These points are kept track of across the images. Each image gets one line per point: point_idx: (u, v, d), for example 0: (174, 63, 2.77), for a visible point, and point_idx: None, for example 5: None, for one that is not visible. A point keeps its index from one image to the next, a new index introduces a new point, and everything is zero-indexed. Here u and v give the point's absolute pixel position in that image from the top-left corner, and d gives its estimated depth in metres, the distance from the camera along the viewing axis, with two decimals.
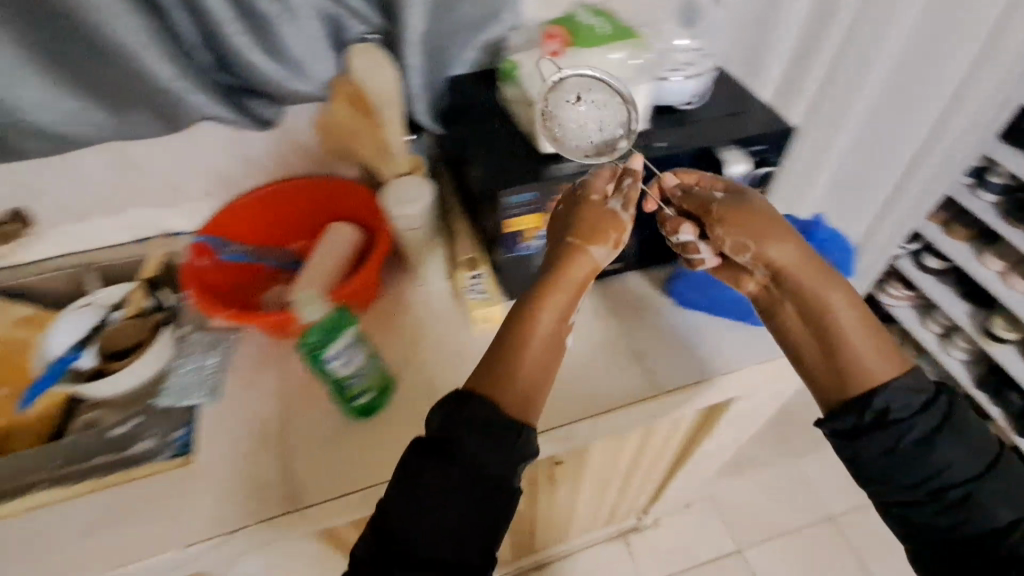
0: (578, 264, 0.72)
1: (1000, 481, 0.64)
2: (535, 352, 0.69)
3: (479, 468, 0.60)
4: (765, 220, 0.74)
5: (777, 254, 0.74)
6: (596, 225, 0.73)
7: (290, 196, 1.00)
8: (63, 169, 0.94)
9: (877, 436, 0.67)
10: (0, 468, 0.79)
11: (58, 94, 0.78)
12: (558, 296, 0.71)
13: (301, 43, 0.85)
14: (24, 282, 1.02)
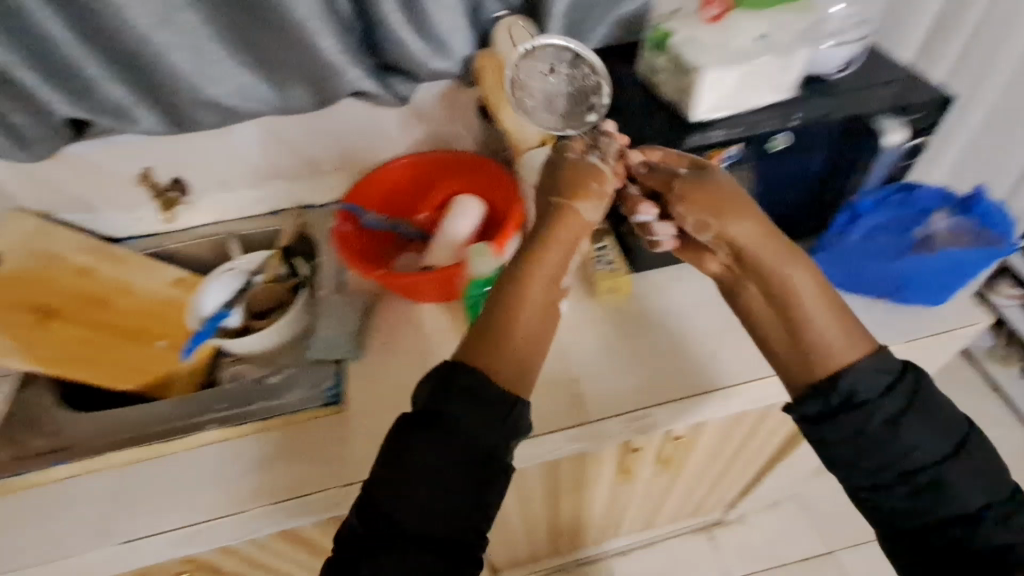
0: (563, 228, 0.73)
1: (970, 465, 0.62)
2: (533, 315, 0.70)
3: (468, 441, 0.61)
4: (720, 195, 0.71)
5: (735, 231, 0.70)
6: (573, 188, 0.74)
7: (421, 169, 1.05)
8: (220, 141, 1.02)
9: (845, 420, 0.64)
10: (177, 405, 0.88)
11: (230, 69, 0.85)
12: (546, 257, 0.72)
13: (447, 19, 0.89)
14: (176, 247, 1.12)
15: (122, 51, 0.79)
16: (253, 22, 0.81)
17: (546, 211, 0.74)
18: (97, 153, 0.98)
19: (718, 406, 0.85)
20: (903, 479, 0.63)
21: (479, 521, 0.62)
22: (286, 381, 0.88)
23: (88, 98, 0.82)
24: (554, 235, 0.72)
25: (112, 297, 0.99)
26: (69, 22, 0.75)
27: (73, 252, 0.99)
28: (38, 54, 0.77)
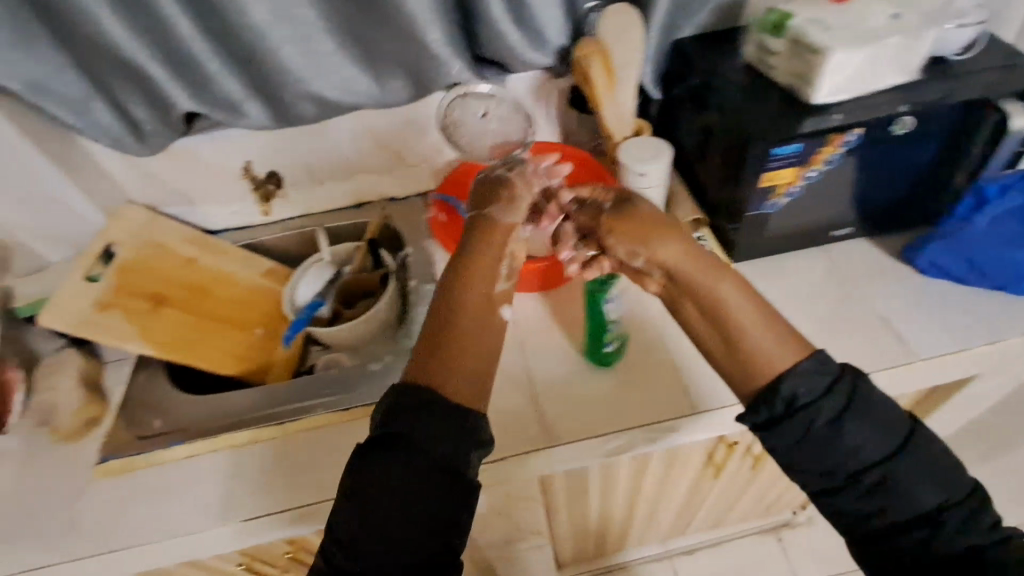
0: (484, 239, 0.73)
1: (919, 463, 0.59)
2: (476, 323, 0.68)
3: (425, 454, 0.58)
4: (654, 220, 0.72)
5: (663, 254, 0.69)
6: (488, 200, 0.76)
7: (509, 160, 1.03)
8: (313, 136, 1.05)
9: (793, 425, 0.60)
10: (275, 391, 0.87)
11: (338, 62, 0.86)
12: (477, 265, 0.71)
13: (545, 9, 0.88)
14: (267, 240, 1.16)
15: (239, 46, 0.82)
16: (363, 14, 0.82)
17: (473, 225, 0.75)
18: (203, 146, 1.02)
19: (711, 426, 0.80)
20: (856, 480, 0.60)
21: (454, 535, 0.58)
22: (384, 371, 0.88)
23: (206, 92, 0.86)
24: (479, 249, 0.72)
25: (216, 287, 1.04)
26: (195, 18, 0.79)
27: (178, 243, 1.04)
28: (165, 50, 0.81)
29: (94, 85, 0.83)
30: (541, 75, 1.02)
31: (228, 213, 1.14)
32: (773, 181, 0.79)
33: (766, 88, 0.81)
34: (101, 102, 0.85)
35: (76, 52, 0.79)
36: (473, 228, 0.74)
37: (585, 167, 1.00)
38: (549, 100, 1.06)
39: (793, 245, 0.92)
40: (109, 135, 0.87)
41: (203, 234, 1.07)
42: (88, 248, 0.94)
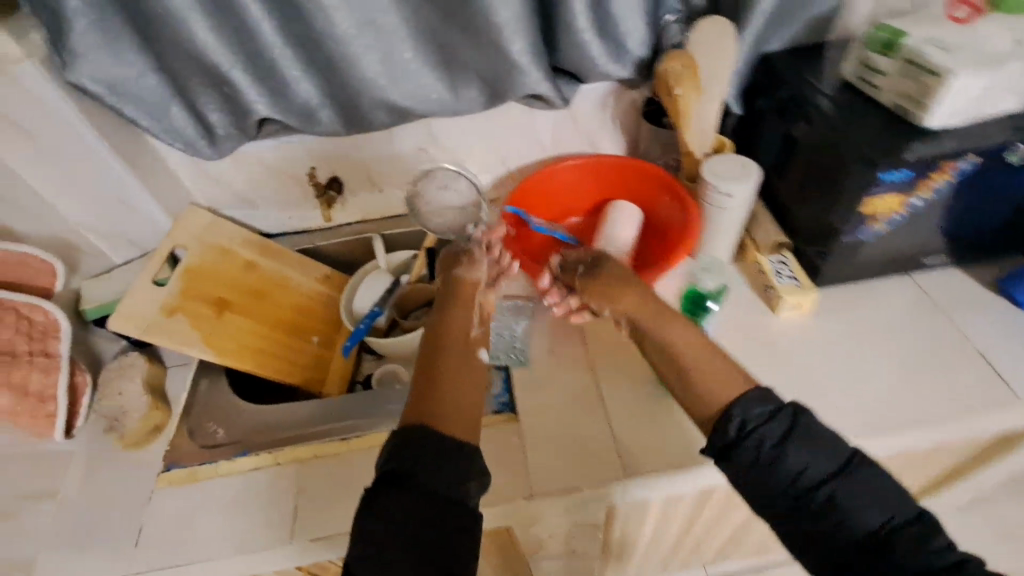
0: (456, 296, 0.78)
1: (869, 487, 0.56)
2: (460, 366, 0.71)
3: (432, 490, 0.57)
4: (620, 274, 0.75)
5: (626, 304, 0.72)
6: (453, 263, 0.82)
7: (575, 173, 1.00)
8: (378, 142, 1.03)
9: (743, 450, 0.59)
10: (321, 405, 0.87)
11: (415, 70, 0.85)
12: (451, 318, 0.76)
13: (629, 20, 0.85)
14: (323, 244, 1.15)
15: (320, 52, 0.81)
16: (446, 21, 0.80)
17: (446, 284, 0.80)
18: (269, 150, 1.01)
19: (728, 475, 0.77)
20: (806, 503, 0.57)
21: (456, 567, 0.54)
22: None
23: (282, 97, 0.86)
24: (451, 306, 0.77)
25: (273, 292, 1.03)
26: (279, 23, 0.78)
27: (238, 246, 1.03)
28: (247, 55, 0.80)
29: (173, 88, 0.82)
30: (614, 86, 0.99)
31: (287, 218, 1.13)
32: (872, 208, 0.76)
33: (868, 110, 0.78)
34: (178, 105, 0.84)
35: (159, 55, 0.78)
36: (449, 285, 0.79)
37: (658, 184, 0.95)
38: (619, 112, 1.03)
39: (880, 270, 0.87)
40: (183, 137, 0.87)
41: (261, 238, 1.06)
42: (154, 250, 0.93)
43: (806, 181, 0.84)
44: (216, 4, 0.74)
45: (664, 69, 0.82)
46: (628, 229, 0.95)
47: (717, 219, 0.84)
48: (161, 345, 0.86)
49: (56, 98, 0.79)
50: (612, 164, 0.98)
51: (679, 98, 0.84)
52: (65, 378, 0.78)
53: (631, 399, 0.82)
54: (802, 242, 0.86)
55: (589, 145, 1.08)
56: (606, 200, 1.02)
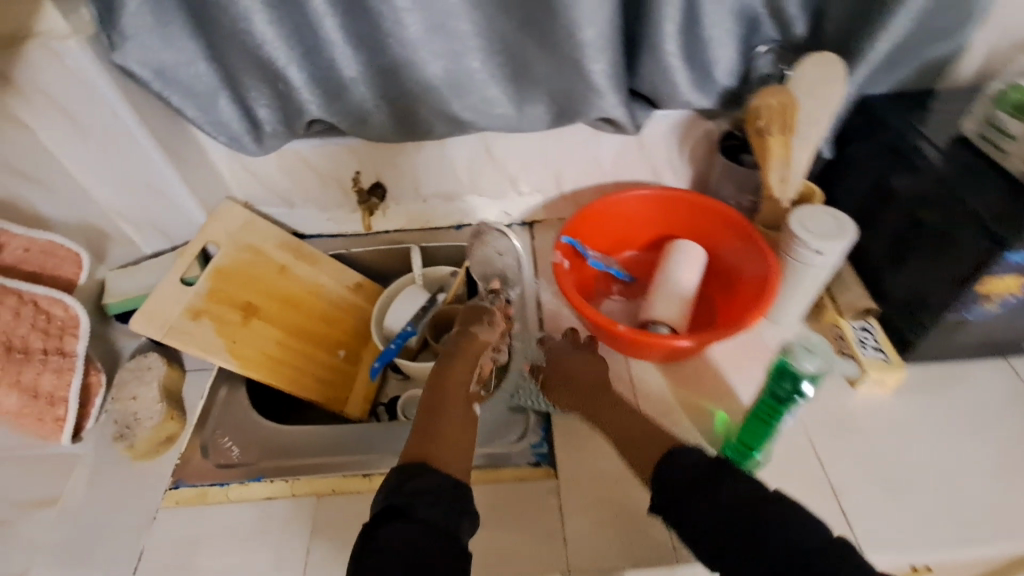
0: (468, 347, 0.75)
1: (800, 514, 0.50)
2: (458, 415, 0.66)
3: (429, 525, 0.52)
4: (595, 365, 0.78)
5: (591, 390, 0.74)
6: (471, 319, 0.80)
7: (636, 205, 0.91)
8: (427, 152, 0.96)
9: (673, 485, 0.56)
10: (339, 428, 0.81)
11: (481, 83, 0.78)
12: (459, 363, 0.72)
13: (720, 47, 0.77)
14: (357, 250, 1.08)
15: (382, 54, 0.75)
16: (522, 33, 0.73)
17: (458, 336, 0.77)
18: (312, 151, 0.95)
19: None
20: (744, 539, 0.50)
21: None
22: (480, 429, 0.79)
23: (336, 97, 0.80)
24: (460, 354, 0.74)
25: (302, 300, 0.98)
26: (344, 20, 0.72)
27: (271, 248, 0.98)
28: (306, 51, 0.74)
29: (222, 77, 0.77)
30: (689, 115, 0.90)
31: (323, 220, 1.07)
32: (989, 287, 0.66)
33: (992, 176, 0.68)
34: (227, 96, 0.79)
35: (213, 43, 0.73)
36: (462, 337, 0.77)
37: (731, 228, 0.86)
38: (691, 142, 0.95)
39: (974, 349, 0.78)
40: (227, 129, 0.82)
41: (295, 240, 1.01)
42: (185, 248, 0.89)
43: (907, 244, 0.75)
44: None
45: (757, 104, 0.74)
46: (691, 273, 0.86)
47: (800, 275, 0.75)
48: (181, 350, 0.81)
49: (100, 80, 0.74)
50: (679, 199, 0.89)
51: (769, 137, 0.75)
52: (77, 378, 0.73)
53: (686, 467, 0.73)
54: (893, 311, 0.78)
55: (652, 174, 1.00)
56: (668, 237, 0.94)
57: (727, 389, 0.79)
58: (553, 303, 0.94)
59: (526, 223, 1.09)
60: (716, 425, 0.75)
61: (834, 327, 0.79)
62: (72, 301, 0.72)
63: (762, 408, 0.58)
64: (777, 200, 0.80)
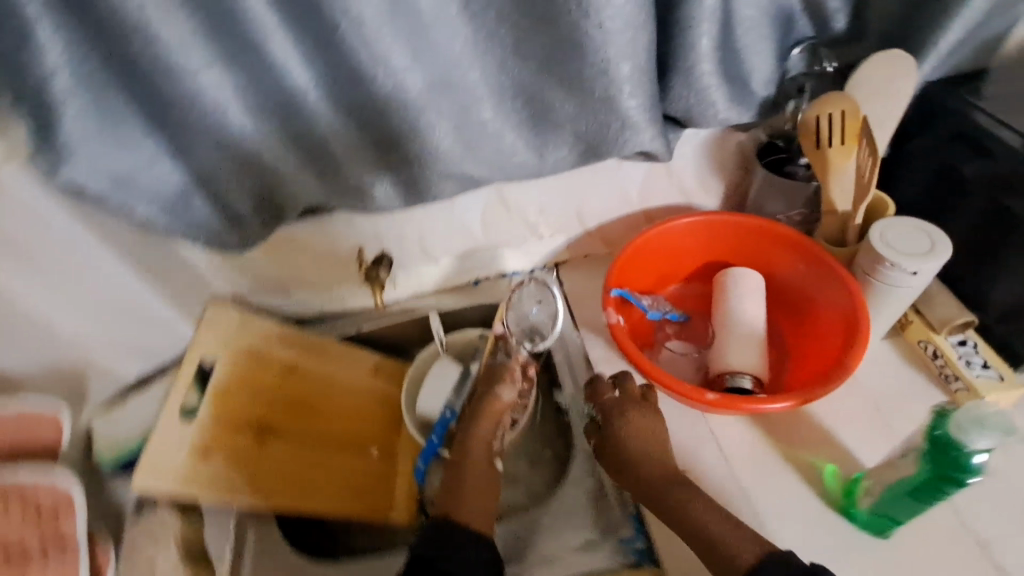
0: (491, 408, 0.74)
1: None
2: (481, 478, 0.70)
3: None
4: (655, 433, 0.67)
5: (652, 477, 0.64)
6: (493, 376, 0.76)
7: (676, 236, 0.82)
8: (435, 212, 0.85)
9: None
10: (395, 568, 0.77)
11: (497, 134, 0.68)
12: (483, 423, 0.74)
13: (757, 56, 0.69)
14: (369, 327, 0.97)
15: (381, 125, 0.63)
16: (542, 77, 0.62)
17: (480, 392, 0.76)
18: (305, 232, 0.83)
19: None
20: None
21: None
22: (549, 528, 0.72)
23: (330, 174, 0.68)
24: (482, 415, 0.74)
25: (320, 400, 0.86)
26: (333, 91, 0.60)
27: (278, 348, 0.86)
28: (291, 130, 0.62)
29: (193, 176, 0.65)
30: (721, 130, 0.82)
31: (326, 301, 0.96)
32: None
33: None
34: (201, 194, 0.66)
35: (177, 140, 0.60)
36: (484, 394, 0.75)
37: (790, 249, 0.77)
38: (722, 158, 0.86)
39: None
40: (208, 230, 0.70)
41: (301, 332, 0.89)
42: (179, 373, 0.77)
43: (997, 247, 0.67)
44: (255, 75, 0.57)
45: (815, 115, 0.65)
46: (756, 305, 0.77)
47: (890, 293, 0.67)
48: (201, 499, 0.71)
49: (49, 203, 0.62)
50: (723, 225, 0.80)
51: (828, 150, 0.67)
52: (83, 571, 0.60)
53: (807, 541, 0.65)
54: (989, 318, 0.71)
55: (683, 196, 0.91)
56: (715, 265, 0.85)
57: (826, 434, 0.71)
58: (604, 358, 0.84)
59: (550, 266, 0.99)
60: (827, 479, 0.67)
61: (930, 345, 0.72)
62: (64, 477, 0.59)
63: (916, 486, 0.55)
64: (840, 213, 0.72)
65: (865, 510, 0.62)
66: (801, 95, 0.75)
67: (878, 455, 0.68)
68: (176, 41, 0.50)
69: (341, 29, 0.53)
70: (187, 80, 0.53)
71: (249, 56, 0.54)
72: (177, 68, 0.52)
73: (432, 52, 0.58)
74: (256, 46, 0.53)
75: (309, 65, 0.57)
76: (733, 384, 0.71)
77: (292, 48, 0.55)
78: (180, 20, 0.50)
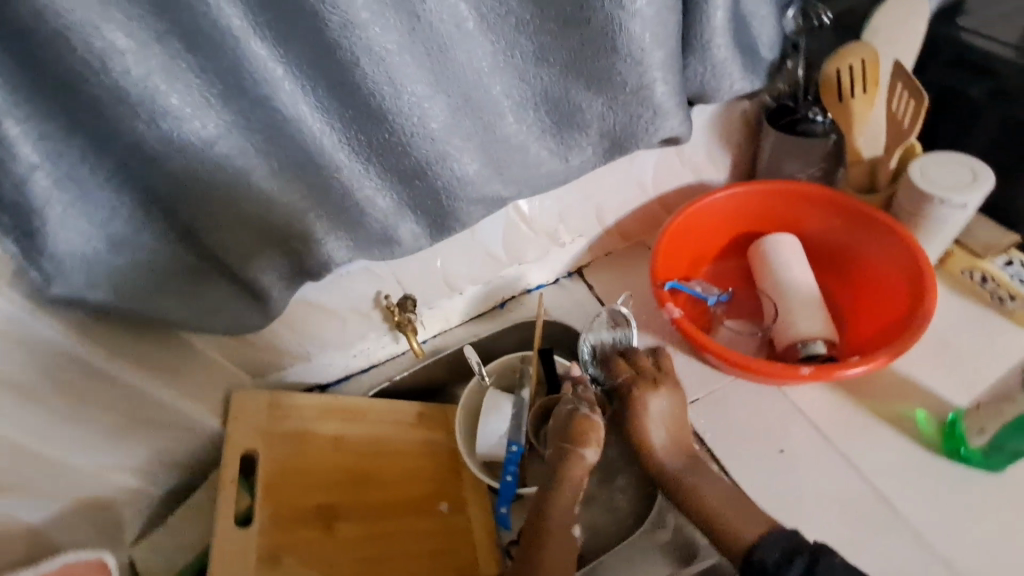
0: (573, 474, 0.66)
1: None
2: (562, 545, 0.64)
3: None
4: (669, 410, 0.69)
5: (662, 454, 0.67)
6: (569, 431, 0.68)
7: (704, 217, 0.80)
8: (457, 240, 0.80)
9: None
10: None
11: (522, 146, 0.63)
12: (566, 489, 0.66)
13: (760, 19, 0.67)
14: (403, 376, 0.91)
15: (403, 162, 0.57)
16: (567, 77, 0.58)
17: (557, 452, 0.68)
18: (320, 292, 0.76)
19: None
20: None
21: None
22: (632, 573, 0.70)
23: (353, 227, 0.60)
24: (564, 482, 0.66)
25: (375, 468, 0.79)
26: (351, 134, 0.54)
27: (315, 423, 0.80)
28: (311, 185, 0.55)
29: (204, 257, 0.57)
30: (725, 102, 0.80)
31: (351, 357, 0.89)
32: None
33: None
34: (213, 275, 0.59)
35: (187, 222, 0.53)
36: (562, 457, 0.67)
37: (822, 207, 0.76)
38: (729, 129, 0.85)
39: None
40: (226, 313, 0.62)
41: (335, 398, 0.83)
42: (222, 475, 0.69)
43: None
44: (265, 131, 0.50)
45: (836, 69, 0.65)
46: (803, 267, 0.76)
47: (938, 228, 0.68)
48: None
49: (38, 322, 0.53)
50: (749, 196, 0.79)
51: (851, 100, 0.67)
52: None
53: (924, 495, 0.63)
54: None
55: (695, 175, 0.90)
56: (746, 236, 0.84)
57: (907, 381, 0.70)
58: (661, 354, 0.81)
59: (574, 272, 0.96)
60: (920, 425, 0.67)
61: (977, 271, 0.73)
62: None
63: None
64: (868, 160, 0.72)
65: (977, 449, 0.62)
66: (796, 52, 0.75)
67: (962, 388, 0.68)
68: (185, 112, 0.45)
69: (360, 65, 0.47)
70: (200, 153, 0.48)
71: (262, 113, 0.48)
72: (188, 142, 0.46)
73: (451, 72, 0.53)
74: (265, 102, 0.48)
75: (323, 110, 0.51)
76: (809, 351, 0.70)
77: (305, 98, 0.50)
78: (187, 88, 0.44)
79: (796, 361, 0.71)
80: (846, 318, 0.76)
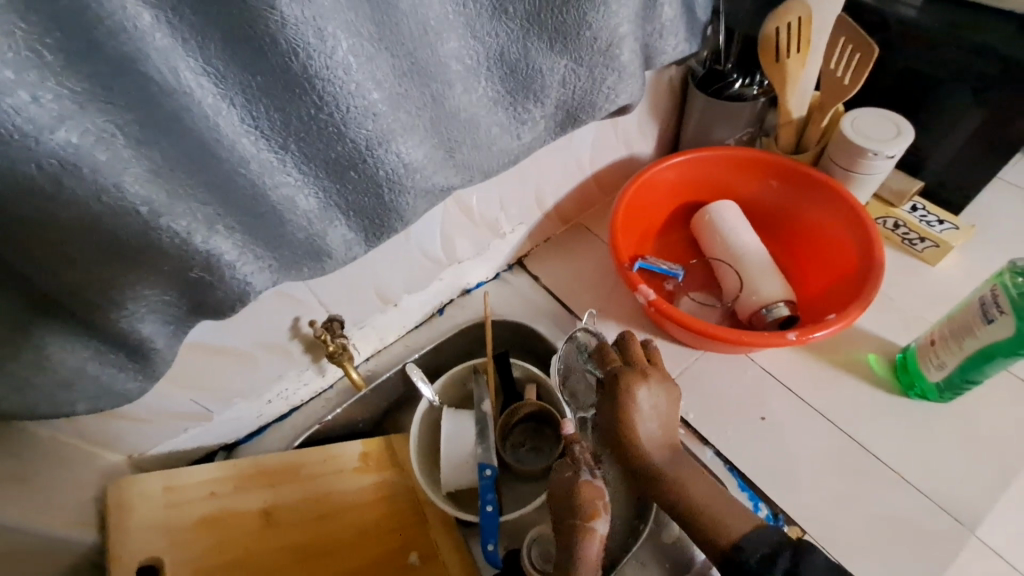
0: (585, 550, 0.50)
1: None
2: None
3: None
4: (660, 407, 0.55)
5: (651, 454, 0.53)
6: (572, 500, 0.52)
7: (650, 191, 0.77)
8: (393, 247, 0.66)
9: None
10: None
11: (473, 122, 0.51)
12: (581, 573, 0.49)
13: None
14: (336, 415, 0.76)
15: (334, 148, 0.43)
16: (523, 29, 0.49)
17: (564, 526, 0.52)
18: (217, 333, 0.58)
19: None
20: None
21: None
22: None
23: (267, 240, 0.44)
24: (577, 564, 0.49)
25: (324, 535, 0.63)
26: (259, 112, 0.39)
27: (238, 498, 0.63)
28: (210, 189, 0.39)
29: (52, 312, 0.39)
30: (657, 69, 0.76)
31: (264, 405, 0.72)
32: None
33: None
34: (64, 336, 0.40)
35: (11, 261, 0.35)
36: (572, 532, 0.51)
37: (761, 170, 0.76)
38: (659, 99, 0.82)
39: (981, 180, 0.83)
40: (89, 383, 0.43)
41: (255, 461, 0.65)
42: None
43: (922, 117, 0.74)
44: (141, 112, 0.33)
45: (775, 26, 0.65)
46: (750, 230, 0.76)
47: (868, 181, 0.71)
48: None
49: None
50: (691, 165, 0.77)
51: (787, 60, 0.67)
52: None
53: (894, 436, 0.67)
54: (927, 180, 0.79)
55: (627, 149, 0.85)
56: (685, 207, 0.82)
57: (855, 330, 0.74)
58: None
59: (513, 264, 0.87)
60: (874, 367, 0.71)
61: (891, 219, 0.80)
62: None
63: (1010, 345, 0.55)
64: (795, 120, 0.74)
65: (932, 383, 0.66)
66: (717, 18, 0.73)
67: (898, 331, 0.74)
68: (4, 77, 0.28)
69: (276, 5, 0.33)
70: (31, 148, 0.30)
71: (131, 81, 0.32)
72: (13, 127, 0.29)
73: (395, 21, 0.40)
74: (134, 65, 0.32)
75: (216, 78, 0.36)
76: (774, 315, 0.69)
77: (188, 59, 0.34)
78: (7, 38, 0.27)
79: (763, 327, 0.70)
80: (794, 278, 0.78)
